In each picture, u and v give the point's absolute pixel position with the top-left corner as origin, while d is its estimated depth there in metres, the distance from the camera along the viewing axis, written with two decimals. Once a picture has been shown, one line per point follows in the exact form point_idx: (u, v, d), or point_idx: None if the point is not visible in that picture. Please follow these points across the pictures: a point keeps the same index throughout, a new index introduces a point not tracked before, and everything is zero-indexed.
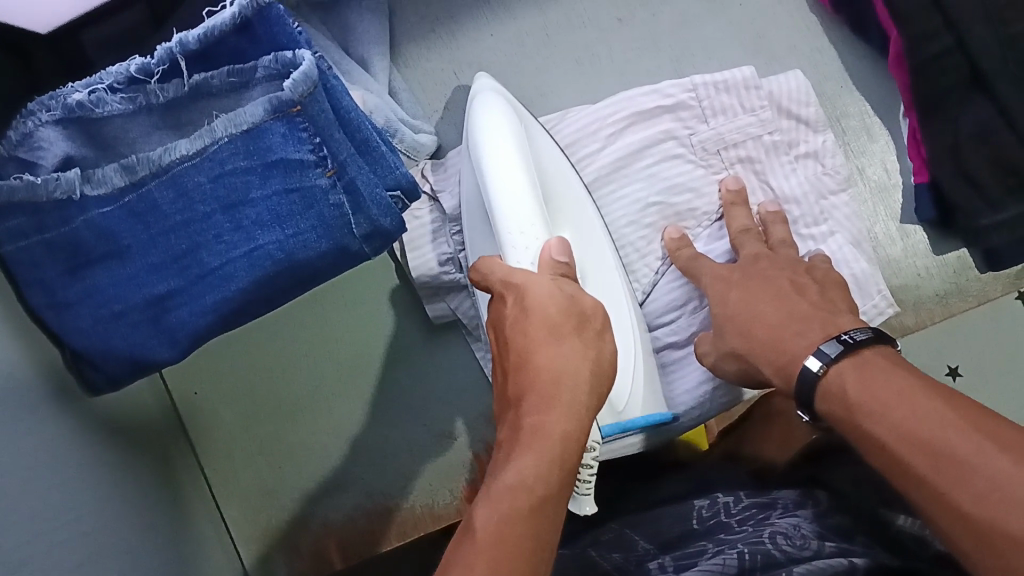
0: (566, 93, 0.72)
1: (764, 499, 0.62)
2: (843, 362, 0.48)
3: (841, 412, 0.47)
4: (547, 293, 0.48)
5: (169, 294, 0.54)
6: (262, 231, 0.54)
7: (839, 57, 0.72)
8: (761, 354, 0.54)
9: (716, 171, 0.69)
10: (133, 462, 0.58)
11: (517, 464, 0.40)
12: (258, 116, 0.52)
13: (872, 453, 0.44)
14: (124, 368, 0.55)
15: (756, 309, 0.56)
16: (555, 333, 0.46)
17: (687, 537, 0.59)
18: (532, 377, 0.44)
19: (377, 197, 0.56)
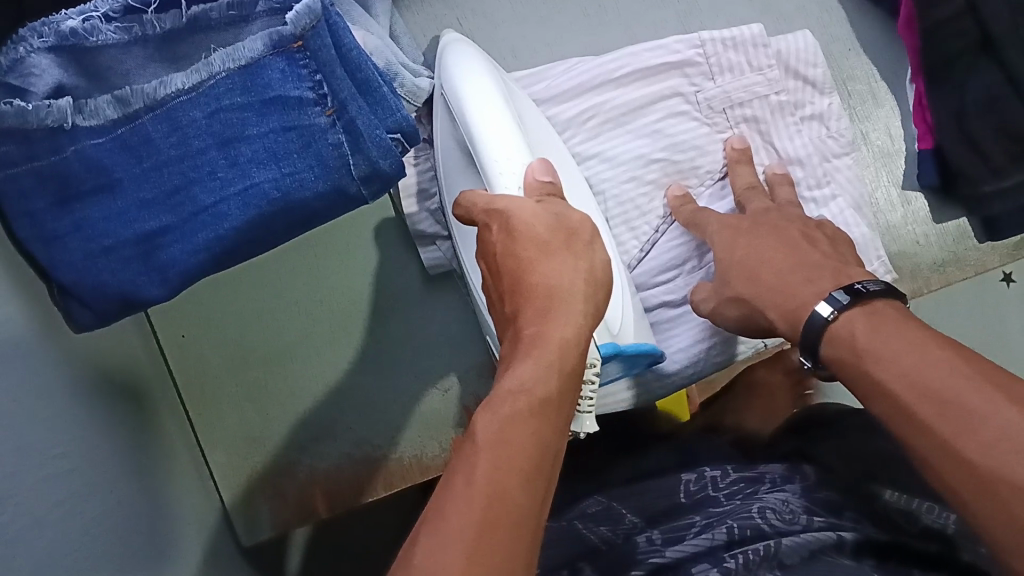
0: (571, 44, 0.70)
1: (751, 473, 0.61)
2: (853, 308, 0.48)
3: (848, 358, 0.47)
4: (532, 213, 0.47)
5: (160, 231, 0.53)
6: (258, 169, 0.53)
7: (849, 19, 0.71)
8: (768, 300, 0.54)
9: (720, 129, 0.68)
10: (118, 401, 0.58)
11: (513, 372, 0.40)
12: (258, 50, 0.51)
13: (878, 400, 0.44)
14: (113, 305, 0.54)
15: (764, 260, 0.56)
16: (545, 250, 0.45)
17: (675, 511, 0.58)
18: (528, 293, 0.44)
19: (378, 139, 0.54)
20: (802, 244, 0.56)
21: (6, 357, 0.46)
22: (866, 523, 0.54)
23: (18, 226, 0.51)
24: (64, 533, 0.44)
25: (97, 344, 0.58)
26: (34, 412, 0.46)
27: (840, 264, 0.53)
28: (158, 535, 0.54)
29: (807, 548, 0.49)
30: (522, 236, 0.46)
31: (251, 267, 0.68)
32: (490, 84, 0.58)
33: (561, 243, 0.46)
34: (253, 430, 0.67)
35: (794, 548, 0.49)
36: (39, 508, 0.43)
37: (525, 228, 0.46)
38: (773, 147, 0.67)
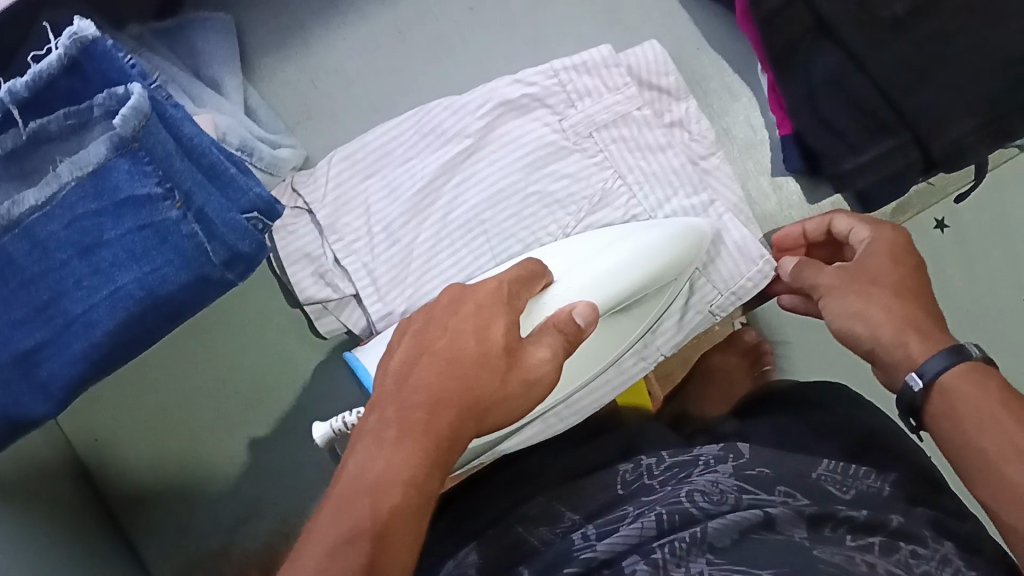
0: (425, 90, 0.67)
1: (685, 457, 0.59)
2: (981, 363, 0.47)
3: (968, 393, 0.45)
4: (502, 326, 0.46)
5: (37, 348, 0.54)
6: (120, 271, 0.53)
7: (693, 19, 0.68)
8: (909, 334, 0.49)
9: (591, 155, 0.62)
10: (45, 518, 0.58)
11: (398, 450, 0.40)
12: (100, 155, 0.50)
13: (992, 436, 0.44)
14: (3, 429, 0.55)
15: (905, 289, 0.52)
16: (476, 362, 0.44)
17: (611, 506, 0.56)
18: (448, 371, 0.43)
19: (231, 221, 0.55)
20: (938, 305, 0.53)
21: None
22: (797, 497, 0.52)
23: None
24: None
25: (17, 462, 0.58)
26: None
27: None
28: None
29: (735, 530, 0.47)
30: (475, 331, 0.45)
31: (172, 343, 0.68)
32: (609, 236, 0.58)
33: (507, 361, 0.45)
34: (202, 521, 0.68)
35: (721, 531, 0.47)
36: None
37: (473, 317, 0.46)
38: (645, 169, 0.61)
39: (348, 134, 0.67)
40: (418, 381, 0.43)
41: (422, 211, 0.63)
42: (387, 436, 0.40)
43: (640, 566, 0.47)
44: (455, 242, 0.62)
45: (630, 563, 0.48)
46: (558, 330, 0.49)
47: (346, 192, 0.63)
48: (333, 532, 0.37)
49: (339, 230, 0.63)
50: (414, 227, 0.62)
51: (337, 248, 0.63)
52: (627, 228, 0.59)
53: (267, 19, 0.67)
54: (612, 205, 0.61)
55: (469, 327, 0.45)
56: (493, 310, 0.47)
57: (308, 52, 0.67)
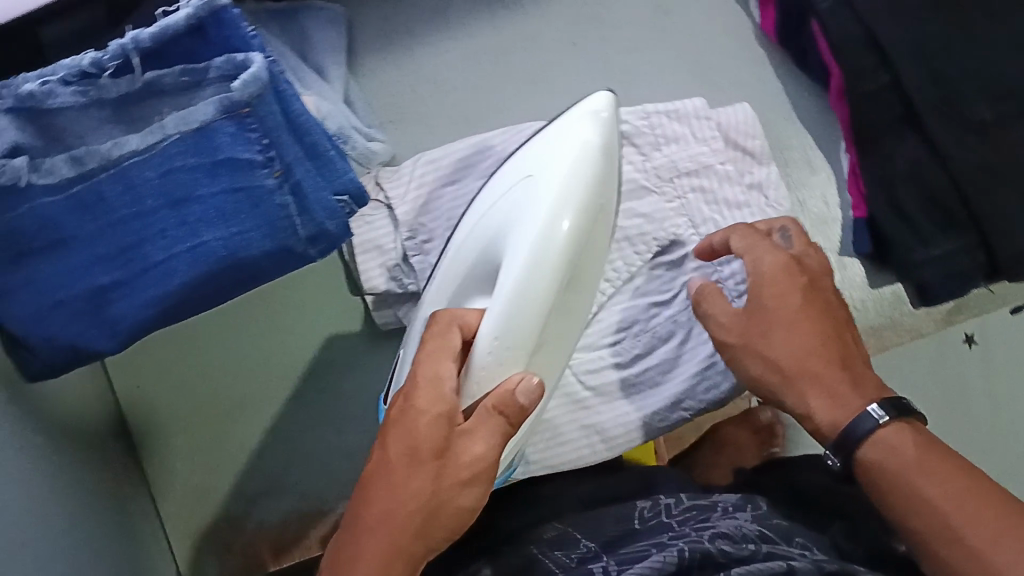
0: (515, 110, 0.68)
1: (705, 501, 0.60)
2: (896, 422, 0.48)
3: (893, 467, 0.47)
4: (430, 417, 0.45)
5: (111, 286, 0.55)
6: (207, 228, 0.55)
7: (785, 91, 0.70)
8: (810, 386, 0.51)
9: (669, 199, 0.63)
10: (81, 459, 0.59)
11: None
12: (207, 115, 0.52)
13: (918, 512, 0.45)
14: (61, 357, 0.56)
15: (788, 326, 0.52)
16: (412, 471, 0.45)
17: (627, 537, 0.56)
18: (375, 491, 0.45)
19: (324, 201, 0.55)
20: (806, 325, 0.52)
21: None
22: (814, 550, 0.53)
23: None
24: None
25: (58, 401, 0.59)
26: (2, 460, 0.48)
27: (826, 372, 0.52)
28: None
29: None
30: (407, 433, 0.45)
31: (226, 310, 0.70)
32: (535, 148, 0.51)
33: (414, 463, 0.45)
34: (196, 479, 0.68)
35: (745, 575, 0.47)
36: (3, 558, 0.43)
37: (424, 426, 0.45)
38: (720, 223, 0.62)
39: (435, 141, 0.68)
40: (366, 504, 0.45)
41: None
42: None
43: None
44: None
45: None
46: (499, 416, 0.46)
47: (427, 194, 0.65)
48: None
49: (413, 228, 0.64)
50: None
51: (407, 244, 0.64)
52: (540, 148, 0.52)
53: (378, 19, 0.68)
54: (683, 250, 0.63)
55: (427, 376, 0.46)
56: (434, 399, 0.46)
57: (411, 57, 0.68)
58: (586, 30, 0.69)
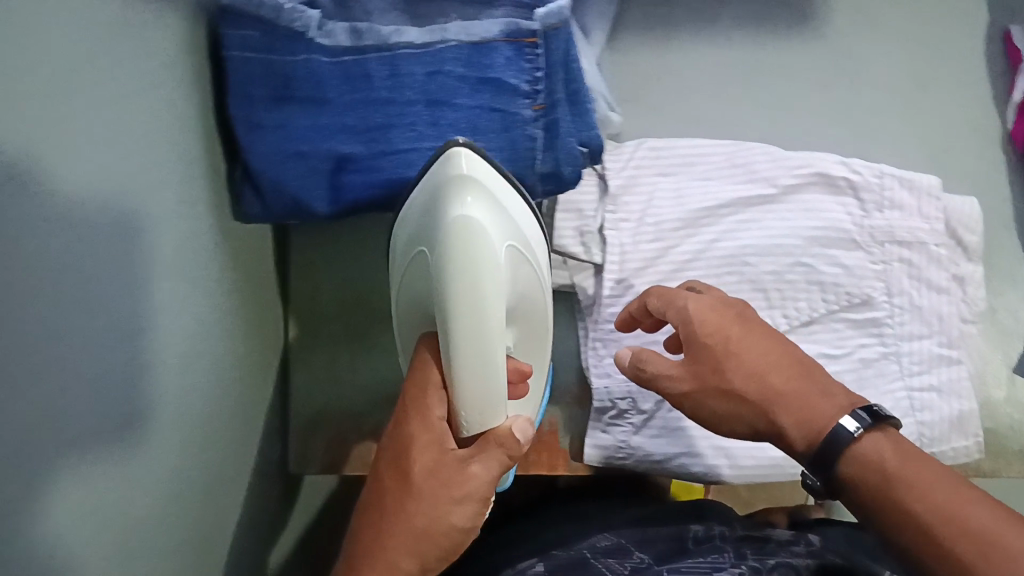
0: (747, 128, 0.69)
1: (758, 532, 0.60)
2: (875, 433, 0.44)
3: (874, 483, 0.43)
4: (426, 447, 0.46)
5: (349, 156, 0.57)
6: (455, 135, 0.57)
7: (1013, 200, 0.69)
8: (776, 406, 0.48)
9: (874, 260, 0.64)
10: (246, 306, 0.59)
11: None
12: (491, 32, 0.56)
13: (906, 528, 0.41)
14: (282, 206, 0.58)
15: (762, 356, 0.49)
16: (407, 496, 0.45)
17: (681, 554, 0.58)
18: (376, 511, 0.46)
19: (570, 145, 0.58)
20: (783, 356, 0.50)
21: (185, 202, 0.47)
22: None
23: (233, 104, 0.55)
24: (132, 394, 0.39)
25: (243, 243, 0.59)
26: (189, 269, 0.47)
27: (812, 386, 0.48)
28: (223, 459, 0.53)
29: None
30: (403, 463, 0.46)
31: None
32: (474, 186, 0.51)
33: (402, 493, 0.45)
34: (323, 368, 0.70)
35: None
36: (184, 364, 0.45)
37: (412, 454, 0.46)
38: (914, 299, 0.64)
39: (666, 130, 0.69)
40: (367, 528, 0.46)
41: (695, 227, 0.65)
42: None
43: None
44: (715, 270, 0.64)
45: None
46: (495, 446, 0.46)
47: (642, 177, 0.66)
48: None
49: (617, 203, 0.65)
50: (689, 234, 0.65)
51: (606, 216, 0.65)
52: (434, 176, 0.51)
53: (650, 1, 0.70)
54: (868, 312, 0.64)
55: (414, 404, 0.47)
56: (423, 430, 0.46)
57: (669, 46, 0.69)
58: (843, 73, 0.70)
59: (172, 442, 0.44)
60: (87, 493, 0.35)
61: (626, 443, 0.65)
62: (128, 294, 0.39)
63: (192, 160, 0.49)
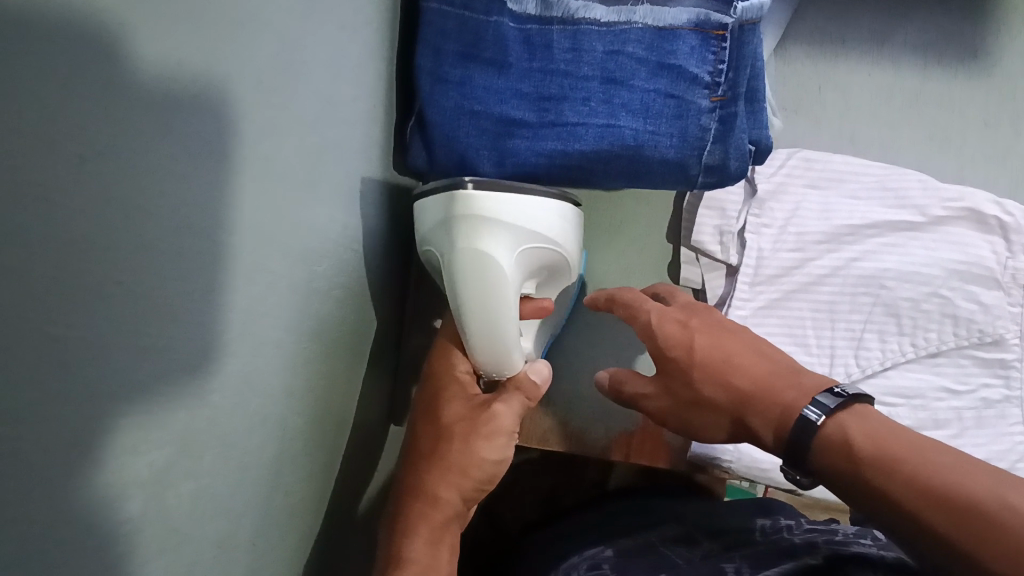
0: (906, 154, 0.73)
1: (825, 527, 0.57)
2: (841, 414, 0.43)
3: (844, 469, 0.41)
4: (453, 397, 0.54)
5: (520, 122, 0.58)
6: (627, 115, 0.56)
7: None
8: (743, 406, 0.48)
9: (1013, 301, 0.64)
10: (369, 248, 0.58)
11: (415, 549, 0.48)
12: (679, 21, 0.55)
13: (887, 514, 0.39)
14: (450, 162, 0.60)
15: (726, 357, 0.50)
16: (445, 436, 0.52)
17: (749, 543, 0.54)
18: (420, 455, 0.52)
19: (740, 142, 0.58)
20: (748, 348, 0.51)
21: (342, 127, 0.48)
22: None
23: (423, 54, 0.59)
24: (215, 326, 0.34)
25: (369, 192, 0.56)
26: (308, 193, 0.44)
27: (779, 373, 0.48)
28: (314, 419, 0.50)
29: None
30: (436, 414, 0.53)
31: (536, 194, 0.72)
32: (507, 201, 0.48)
33: (440, 435, 0.52)
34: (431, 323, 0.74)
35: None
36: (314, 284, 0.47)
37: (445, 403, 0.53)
38: None
39: (821, 142, 0.74)
40: (412, 475, 0.52)
41: (838, 243, 0.66)
42: (411, 540, 0.48)
43: None
44: (847, 286, 0.65)
45: None
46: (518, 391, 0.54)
47: (788, 185, 0.68)
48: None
49: (763, 208, 0.67)
50: (829, 249, 0.66)
51: (749, 219, 0.67)
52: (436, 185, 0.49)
53: (821, 20, 0.76)
54: (1001, 351, 0.64)
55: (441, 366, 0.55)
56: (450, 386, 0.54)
57: (834, 65, 0.75)
58: (1002, 115, 0.74)
59: (263, 379, 0.40)
60: (168, 442, 0.31)
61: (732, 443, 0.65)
62: (215, 197, 0.32)
63: (358, 94, 0.51)
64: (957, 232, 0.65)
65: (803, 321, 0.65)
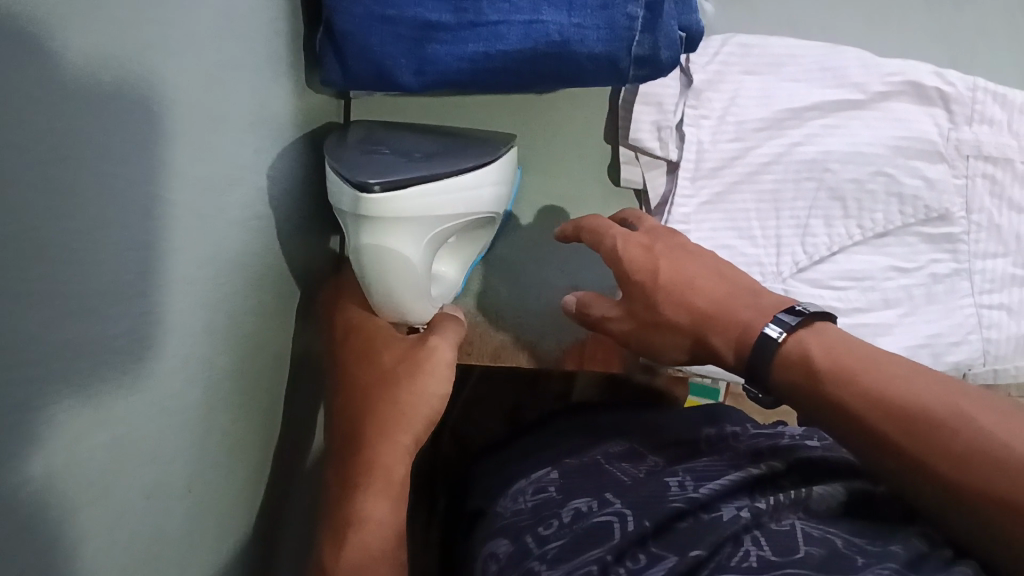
0: (844, 35, 0.71)
1: (770, 430, 0.56)
2: (801, 335, 0.44)
3: (807, 385, 0.43)
4: (390, 345, 0.53)
5: (438, 26, 0.54)
6: (550, 10, 0.54)
7: None
8: (706, 328, 0.49)
9: (958, 174, 0.63)
10: (286, 174, 0.54)
11: (376, 501, 0.46)
12: None
13: (851, 430, 0.41)
14: (365, 74, 0.56)
15: (690, 282, 0.51)
16: (387, 385, 0.51)
17: (696, 453, 0.54)
18: (362, 408, 0.51)
19: (669, 30, 0.55)
20: (717, 276, 0.51)
21: (234, 43, 0.44)
22: None
23: None
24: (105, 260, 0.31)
25: (278, 113, 0.52)
26: (210, 121, 0.41)
27: (749, 297, 0.49)
28: (243, 360, 0.47)
29: (838, 498, 0.46)
30: (373, 365, 0.53)
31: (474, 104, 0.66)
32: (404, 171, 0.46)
33: (383, 380, 0.52)
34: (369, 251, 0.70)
35: (826, 497, 0.46)
36: (224, 217, 0.43)
37: (384, 352, 0.53)
38: (994, 217, 0.63)
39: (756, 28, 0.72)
40: (355, 431, 0.50)
41: (779, 128, 0.64)
42: (367, 494, 0.46)
43: (744, 510, 0.44)
44: (790, 173, 0.64)
45: (731, 507, 0.45)
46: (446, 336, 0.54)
47: (725, 73, 0.64)
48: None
49: (700, 98, 0.64)
50: (771, 136, 0.64)
51: (687, 112, 0.64)
52: (343, 163, 0.47)
53: None
54: (950, 225, 0.63)
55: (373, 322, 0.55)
56: (383, 338, 0.54)
57: None
58: None
59: (178, 321, 0.37)
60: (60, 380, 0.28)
61: None
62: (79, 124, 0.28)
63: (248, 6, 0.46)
64: (899, 108, 0.63)
65: (747, 213, 0.64)
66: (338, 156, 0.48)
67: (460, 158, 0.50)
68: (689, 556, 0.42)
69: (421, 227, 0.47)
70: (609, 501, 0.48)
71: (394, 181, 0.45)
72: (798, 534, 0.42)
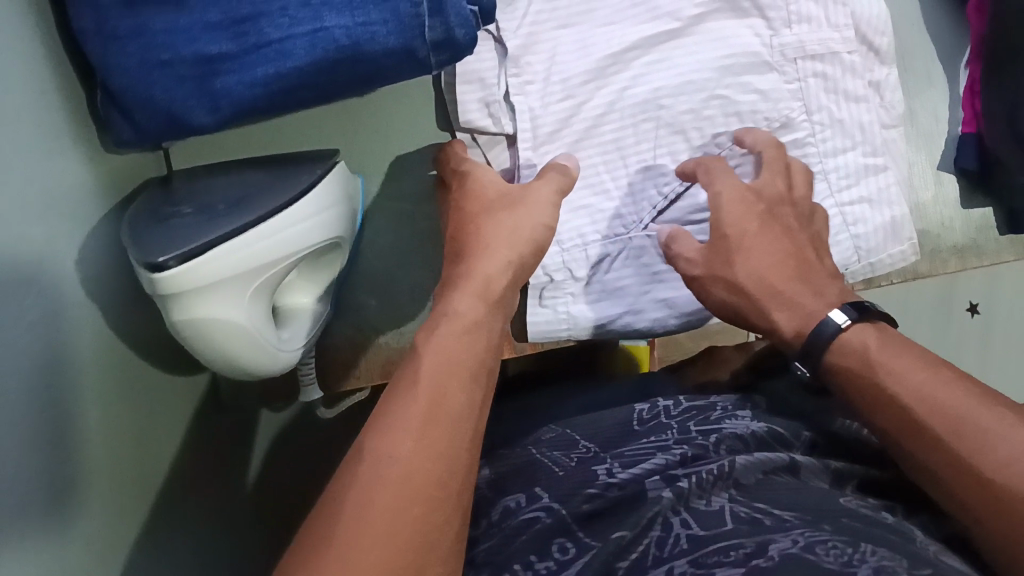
0: None
1: (703, 402, 0.55)
2: (863, 325, 0.48)
3: (853, 368, 0.47)
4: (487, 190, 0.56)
5: (220, 57, 0.51)
6: (331, 14, 0.51)
7: (922, 5, 0.72)
8: (770, 302, 0.52)
9: (789, 79, 0.63)
10: (97, 253, 0.51)
11: (463, 296, 0.48)
12: None
13: (886, 415, 0.44)
14: (158, 125, 0.52)
15: (767, 254, 0.53)
16: (491, 217, 0.54)
17: (629, 435, 0.52)
18: (468, 218, 0.54)
19: (458, 6, 0.53)
20: (801, 254, 0.54)
21: None
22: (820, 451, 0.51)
23: (80, 16, 0.49)
24: None
25: (69, 194, 0.48)
26: None
27: (822, 285, 0.51)
28: (69, 464, 0.44)
29: (760, 470, 0.46)
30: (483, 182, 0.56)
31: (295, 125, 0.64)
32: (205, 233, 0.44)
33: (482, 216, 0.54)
34: None
35: (747, 468, 0.46)
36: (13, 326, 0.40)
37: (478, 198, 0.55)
38: (834, 113, 0.63)
39: None
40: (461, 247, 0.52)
41: (604, 77, 0.62)
42: (440, 328, 0.45)
43: (666, 491, 0.44)
44: (625, 119, 0.62)
45: (656, 488, 0.45)
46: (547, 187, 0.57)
47: (540, 34, 0.62)
48: (421, 452, 0.39)
49: (521, 65, 0.61)
50: (601, 86, 0.63)
51: (511, 81, 0.61)
52: (135, 235, 0.45)
53: None
54: (794, 133, 0.63)
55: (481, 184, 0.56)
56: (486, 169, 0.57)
57: None
58: None
59: None
60: None
61: (570, 314, 0.64)
62: None
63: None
64: (716, 28, 0.62)
65: (595, 168, 0.63)
66: (134, 232, 0.45)
67: (265, 199, 0.48)
68: (614, 538, 0.41)
69: (234, 284, 0.45)
70: (536, 497, 0.46)
71: (186, 252, 0.43)
72: (726, 514, 0.42)
